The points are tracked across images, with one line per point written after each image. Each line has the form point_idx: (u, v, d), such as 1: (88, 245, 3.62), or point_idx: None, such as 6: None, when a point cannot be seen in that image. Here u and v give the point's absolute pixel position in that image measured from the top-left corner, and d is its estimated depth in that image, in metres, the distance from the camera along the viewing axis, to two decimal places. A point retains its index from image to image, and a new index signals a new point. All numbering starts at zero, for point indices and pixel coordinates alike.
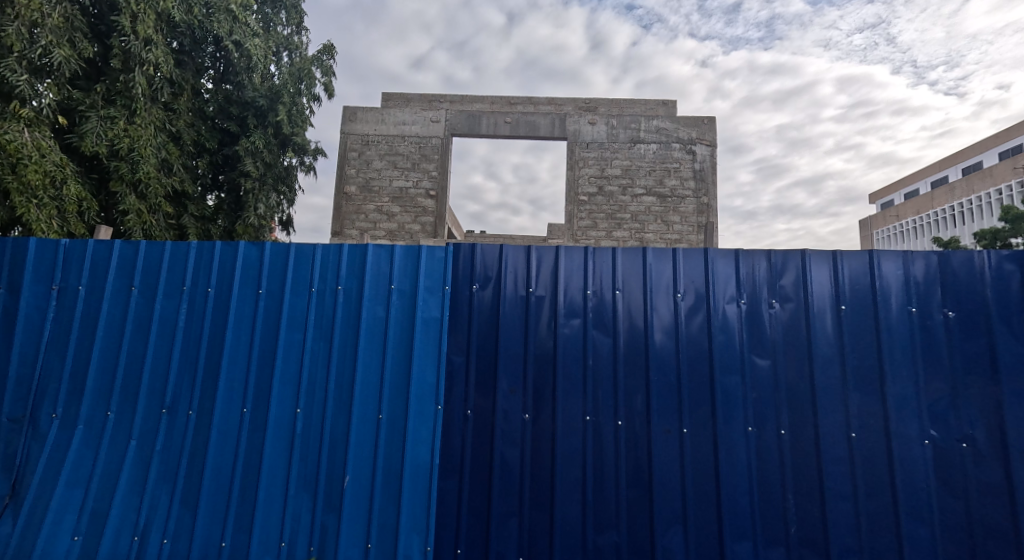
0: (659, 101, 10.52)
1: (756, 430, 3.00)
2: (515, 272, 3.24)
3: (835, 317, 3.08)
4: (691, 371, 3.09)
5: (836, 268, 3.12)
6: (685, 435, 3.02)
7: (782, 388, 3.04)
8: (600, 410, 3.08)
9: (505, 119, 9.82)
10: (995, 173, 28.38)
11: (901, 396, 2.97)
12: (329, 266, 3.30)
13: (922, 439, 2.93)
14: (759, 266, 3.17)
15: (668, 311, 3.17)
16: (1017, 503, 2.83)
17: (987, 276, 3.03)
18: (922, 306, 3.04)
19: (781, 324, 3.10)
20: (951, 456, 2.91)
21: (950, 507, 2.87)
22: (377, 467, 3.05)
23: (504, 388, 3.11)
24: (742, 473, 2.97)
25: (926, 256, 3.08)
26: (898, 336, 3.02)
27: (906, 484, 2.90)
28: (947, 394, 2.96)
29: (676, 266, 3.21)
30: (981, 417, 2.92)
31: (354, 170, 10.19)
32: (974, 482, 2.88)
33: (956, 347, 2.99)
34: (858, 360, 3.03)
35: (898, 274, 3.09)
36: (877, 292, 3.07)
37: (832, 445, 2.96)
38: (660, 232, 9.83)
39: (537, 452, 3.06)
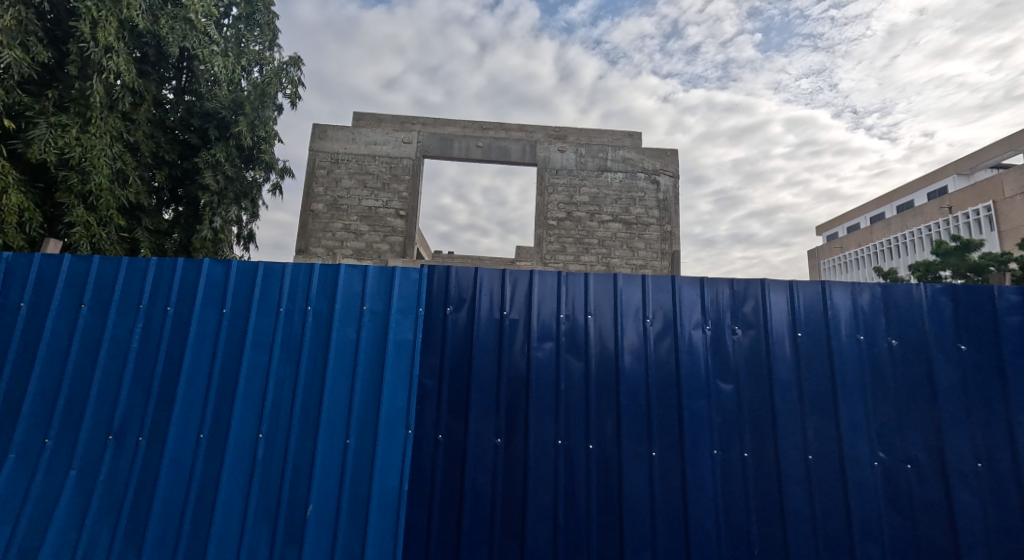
0: (625, 132, 10.64)
1: (721, 453, 3.10)
2: (491, 294, 3.26)
3: (793, 344, 3.24)
4: (660, 393, 3.18)
5: (792, 296, 3.31)
6: (655, 458, 3.09)
7: (745, 411, 3.16)
8: (572, 434, 3.11)
9: (477, 143, 9.97)
10: (926, 211, 30.69)
11: (852, 420, 3.14)
12: (298, 285, 3.23)
13: (872, 460, 3.09)
14: (723, 294, 3.31)
15: (636, 334, 3.25)
16: (957, 520, 3.03)
17: (924, 306, 3.27)
18: (868, 334, 3.24)
19: (743, 350, 3.24)
20: (897, 476, 3.08)
21: (898, 526, 3.03)
22: (343, 496, 2.97)
23: (476, 412, 3.10)
24: (708, 495, 3.05)
25: (871, 287, 3.29)
26: (849, 361, 3.20)
27: (859, 504, 3.05)
28: (893, 419, 3.15)
29: (646, 291, 3.31)
30: (923, 441, 3.12)
31: (322, 188, 10.05)
32: (921, 502, 3.06)
33: (900, 372, 3.20)
34: (814, 387, 3.19)
35: (848, 303, 3.29)
36: (829, 319, 3.26)
37: (791, 466, 3.09)
38: (626, 257, 10.07)
39: (509, 476, 3.05)
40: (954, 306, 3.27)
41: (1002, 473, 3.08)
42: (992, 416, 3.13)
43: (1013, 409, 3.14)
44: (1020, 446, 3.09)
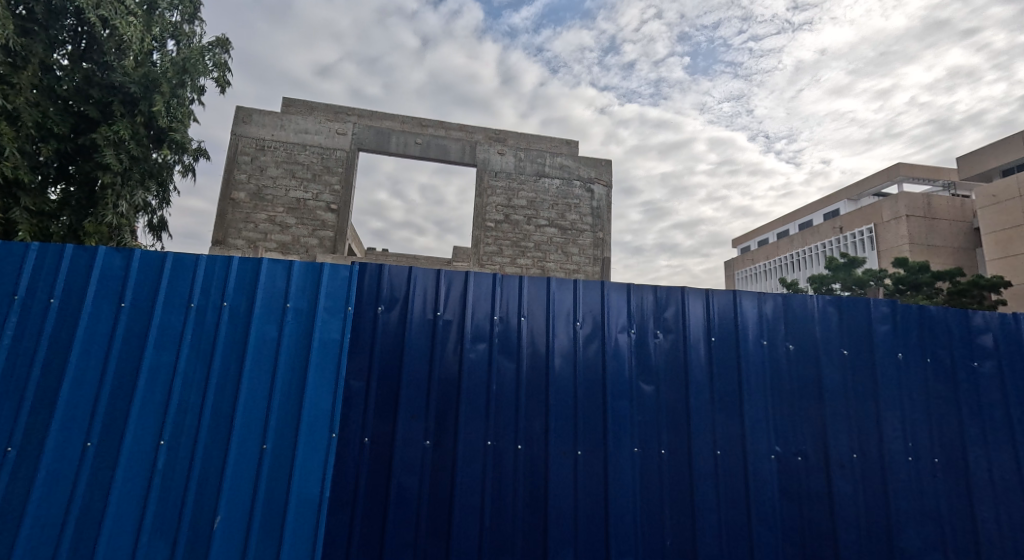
0: (563, 141, 11.31)
1: (640, 450, 3.36)
2: (424, 294, 3.35)
3: (707, 347, 3.57)
4: (587, 393, 3.40)
5: (707, 303, 3.64)
6: (579, 457, 3.30)
7: (663, 410, 3.44)
8: (501, 435, 3.25)
9: (415, 140, 9.91)
10: (823, 230, 33.77)
11: (754, 417, 3.50)
12: (213, 281, 3.17)
13: (770, 454, 3.47)
14: (647, 299, 3.59)
15: (567, 337, 3.45)
16: (835, 504, 3.46)
17: (816, 315, 3.71)
18: (770, 338, 3.63)
19: (664, 353, 3.52)
20: (790, 467, 3.48)
21: (788, 512, 3.42)
22: (256, 504, 2.95)
23: (405, 414, 3.18)
24: (628, 489, 3.31)
25: (774, 296, 3.69)
26: (754, 363, 3.58)
27: (757, 494, 3.41)
28: (788, 416, 3.55)
29: (577, 296, 3.52)
30: (812, 436, 3.54)
31: (245, 176, 9.65)
32: (808, 490, 3.47)
33: (795, 373, 3.61)
34: (723, 387, 3.53)
35: (754, 311, 3.67)
36: (737, 326, 3.62)
37: (702, 461, 3.40)
38: (560, 261, 10.39)
39: (437, 476, 3.16)
40: (839, 316, 3.73)
41: (870, 462, 3.55)
42: (865, 413, 3.61)
43: (881, 407, 3.64)
44: (886, 438, 3.59)
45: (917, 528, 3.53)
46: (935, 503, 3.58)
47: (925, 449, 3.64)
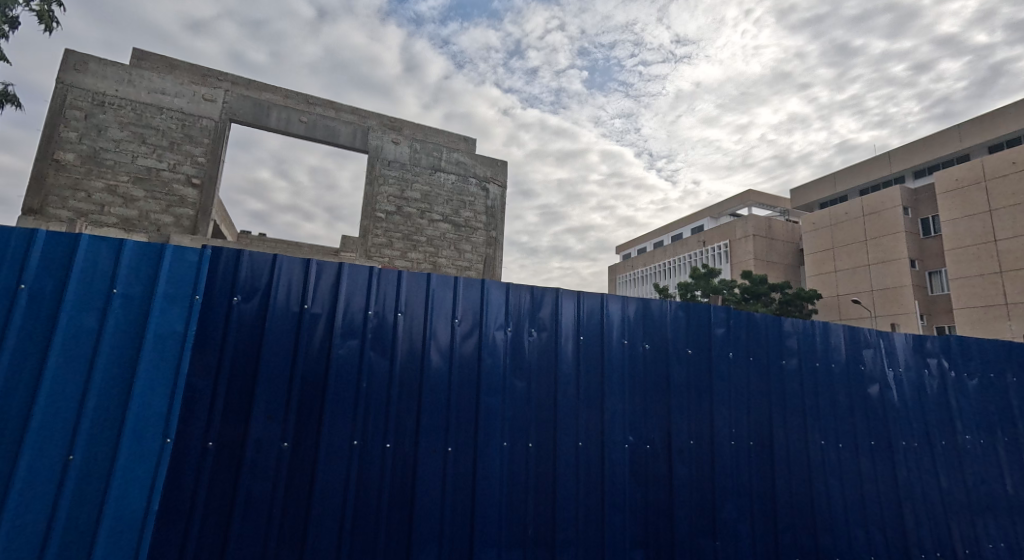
0: (460, 137, 11.58)
1: (509, 445, 3.72)
2: (289, 284, 3.46)
3: (575, 345, 4.01)
4: (462, 387, 3.69)
5: (578, 303, 4.10)
6: (449, 453, 3.57)
7: (533, 405, 3.83)
8: (367, 435, 3.43)
9: (301, 119, 9.85)
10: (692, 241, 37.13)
11: (613, 410, 4.01)
12: (12, 259, 2.96)
13: (624, 443, 3.99)
14: (524, 299, 3.96)
15: (446, 333, 3.72)
16: (673, 485, 4.06)
17: (670, 317, 4.32)
18: (629, 338, 4.16)
19: (536, 349, 3.91)
20: (641, 455, 4.02)
21: (636, 495, 3.96)
22: (58, 521, 2.82)
23: (261, 415, 3.24)
24: (494, 482, 3.65)
25: (636, 299, 4.23)
26: (616, 360, 4.08)
27: (612, 481, 3.91)
28: (642, 408, 4.09)
29: (456, 295, 3.81)
30: (659, 427, 4.11)
31: (82, 136, 10.46)
32: (653, 474, 4.04)
33: (648, 368, 4.16)
34: (586, 383, 3.99)
35: (618, 312, 4.18)
36: (603, 326, 4.11)
37: (565, 451, 3.84)
38: (452, 257, 10.74)
39: (297, 472, 3.27)
40: (687, 319, 4.38)
41: (703, 450, 4.19)
42: (702, 404, 4.26)
43: (714, 399, 4.31)
44: (717, 428, 4.26)
45: (733, 502, 4.22)
46: (749, 480, 4.31)
47: (744, 434, 4.36)
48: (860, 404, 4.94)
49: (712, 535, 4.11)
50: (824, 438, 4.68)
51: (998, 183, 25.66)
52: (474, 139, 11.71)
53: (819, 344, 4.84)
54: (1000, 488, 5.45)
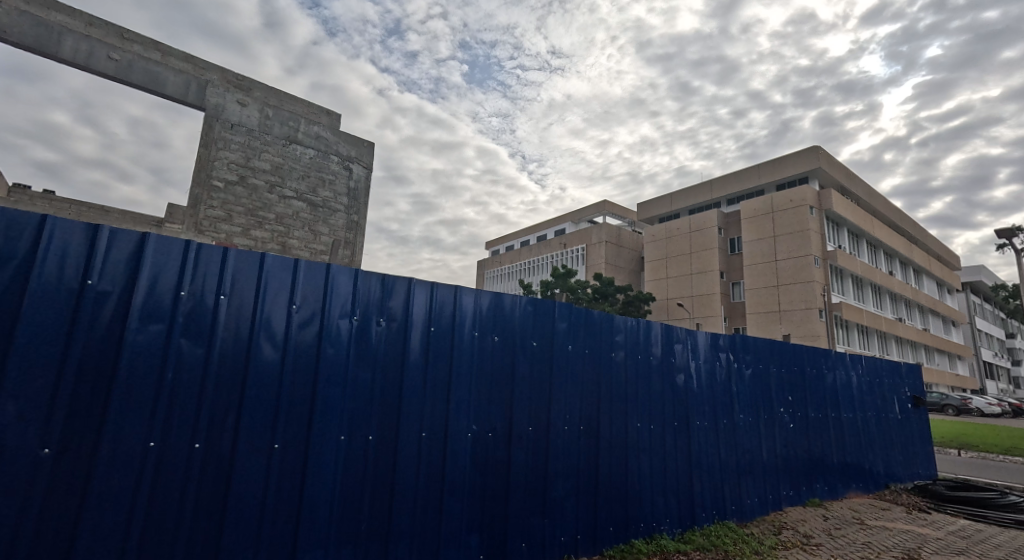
0: (321, 111, 11.99)
1: (347, 438, 3.86)
2: (65, 251, 3.07)
3: (425, 335, 4.37)
4: (298, 378, 3.74)
5: (431, 294, 4.46)
6: (276, 450, 3.58)
7: (377, 397, 4.05)
8: (169, 437, 3.24)
9: (111, 56, 9.66)
10: None
11: (459, 400, 4.46)
12: None
13: (468, 431, 4.46)
14: (375, 287, 4.17)
15: (282, 321, 3.73)
16: (511, 469, 4.66)
17: (518, 311, 4.95)
18: (480, 330, 4.68)
19: (384, 338, 4.15)
20: (481, 441, 4.52)
21: (474, 481, 4.45)
22: None
23: (10, 414, 2.84)
24: (326, 478, 3.74)
25: (488, 293, 4.78)
26: (466, 350, 4.57)
27: (453, 467, 4.34)
28: (488, 400, 4.64)
29: (296, 278, 3.82)
30: (501, 417, 4.68)
31: None
32: (493, 461, 4.58)
33: (495, 358, 4.73)
34: (435, 376, 4.36)
35: (472, 304, 4.69)
36: (457, 318, 4.57)
37: (408, 442, 4.13)
38: (304, 237, 11.08)
39: (56, 490, 2.92)
40: (534, 314, 5.09)
41: (538, 436, 4.86)
42: (541, 392, 4.97)
43: (552, 388, 5.05)
44: (553, 417, 4.99)
45: (565, 482, 5.01)
46: (577, 461, 5.13)
47: (575, 419, 5.18)
48: (669, 391, 6.24)
49: (541, 513, 4.79)
50: (639, 421, 5.79)
51: (782, 216, 31.99)
52: (334, 115, 12.27)
53: (642, 340, 6.04)
54: (761, 455, 7.14)
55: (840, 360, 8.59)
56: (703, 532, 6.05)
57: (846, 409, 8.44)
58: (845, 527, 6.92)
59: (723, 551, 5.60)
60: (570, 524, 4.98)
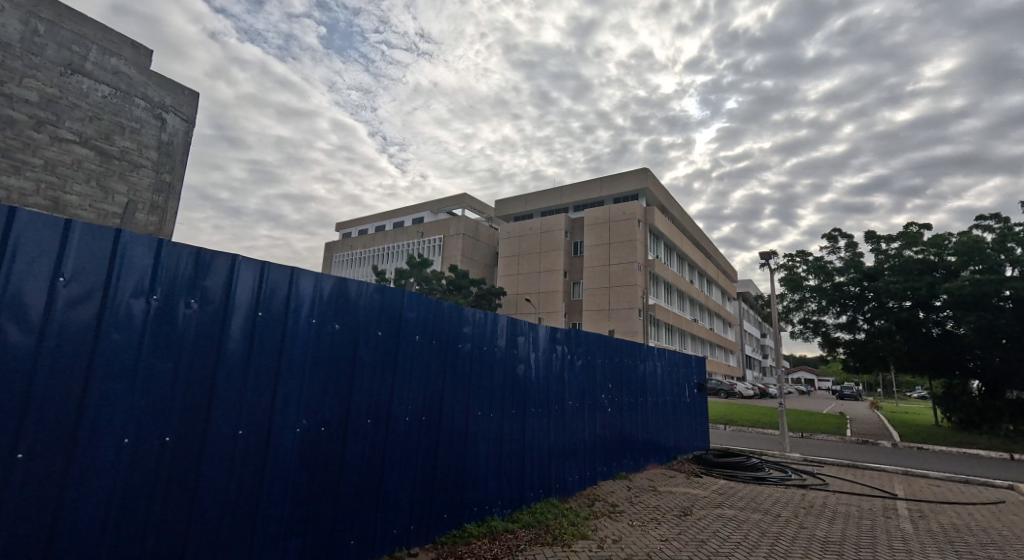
0: (123, 39, 11.32)
1: (133, 442, 3.49)
2: None
3: (251, 319, 4.14)
4: (67, 363, 3.26)
5: (261, 274, 4.23)
6: (19, 461, 3.08)
7: (178, 392, 3.71)
8: None
9: None
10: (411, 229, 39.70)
11: (286, 393, 4.36)
12: None
13: (296, 427, 4.40)
14: (186, 261, 3.80)
15: (39, 293, 3.18)
16: (344, 465, 4.74)
17: (363, 299, 5.03)
18: (318, 318, 4.63)
19: (193, 320, 3.81)
20: (311, 436, 4.50)
21: (301, 478, 4.43)
22: None
23: None
24: (100, 487, 3.36)
25: (331, 278, 4.75)
26: (300, 335, 4.47)
27: (274, 465, 4.26)
28: (321, 389, 4.60)
29: (68, 241, 3.29)
30: (336, 411, 4.70)
31: None
32: (322, 456, 4.59)
33: (333, 346, 4.72)
34: (258, 366, 4.18)
35: (311, 288, 4.60)
36: (292, 299, 4.43)
37: (218, 443, 3.92)
38: None
39: None
40: (381, 301, 5.23)
41: (377, 427, 5.04)
42: (382, 383, 5.13)
43: (395, 378, 5.26)
44: (394, 409, 5.20)
45: (401, 476, 5.27)
46: (416, 452, 5.43)
47: (417, 410, 5.47)
48: (510, 379, 6.88)
49: (374, 507, 4.99)
50: (480, 410, 6.33)
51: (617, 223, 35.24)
52: (139, 47, 11.59)
53: (488, 334, 6.59)
54: (584, 437, 8.19)
55: (651, 352, 9.95)
56: (530, 511, 6.84)
57: (651, 394, 9.84)
58: (642, 494, 8.23)
59: (544, 526, 6.45)
60: (405, 517, 5.28)
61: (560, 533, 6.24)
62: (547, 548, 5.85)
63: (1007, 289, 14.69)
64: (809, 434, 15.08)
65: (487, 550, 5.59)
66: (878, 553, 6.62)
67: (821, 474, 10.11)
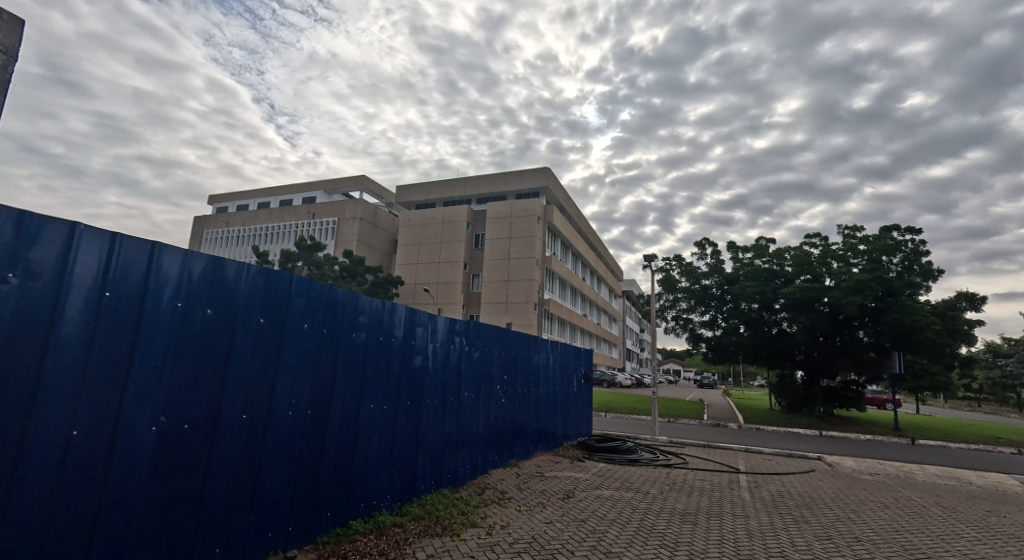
0: None
1: None
2: None
3: (96, 301, 3.69)
4: None
5: (112, 247, 3.79)
6: None
7: None
8: None
9: None
10: None
11: (142, 388, 3.94)
12: None
13: (151, 425, 4.00)
14: (7, 230, 3.32)
15: None
16: (212, 464, 4.45)
17: (242, 282, 4.70)
18: (186, 303, 4.23)
19: (13, 298, 3.32)
20: (169, 434, 4.12)
21: (156, 482, 4.04)
22: None
23: None
24: None
25: (204, 258, 4.38)
26: (162, 320, 4.05)
27: (122, 470, 3.84)
28: (187, 382, 4.24)
29: None
30: (205, 406, 4.38)
31: None
32: (184, 455, 4.24)
33: (204, 334, 4.37)
34: (104, 356, 3.73)
35: (178, 268, 4.21)
36: (152, 276, 3.99)
37: (47, 445, 3.48)
38: None
39: None
40: (265, 285, 4.94)
41: (255, 424, 4.81)
42: (263, 375, 4.89)
43: (278, 369, 5.04)
44: (275, 403, 5.00)
45: (279, 473, 5.07)
46: (300, 448, 5.28)
47: (302, 404, 5.30)
48: (405, 370, 6.85)
49: (248, 510, 4.77)
50: (373, 402, 6.28)
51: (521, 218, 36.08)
52: None
53: (384, 323, 6.51)
54: (477, 428, 8.43)
55: (545, 344, 10.47)
56: (420, 502, 6.94)
57: (543, 384, 10.37)
58: (530, 480, 8.70)
59: (435, 517, 6.59)
60: (283, 517, 5.11)
61: (450, 524, 6.43)
62: (437, 538, 6.00)
63: (825, 296, 17.73)
64: (674, 419, 16.82)
65: (373, 546, 5.58)
66: (725, 520, 7.74)
67: (682, 454, 11.43)
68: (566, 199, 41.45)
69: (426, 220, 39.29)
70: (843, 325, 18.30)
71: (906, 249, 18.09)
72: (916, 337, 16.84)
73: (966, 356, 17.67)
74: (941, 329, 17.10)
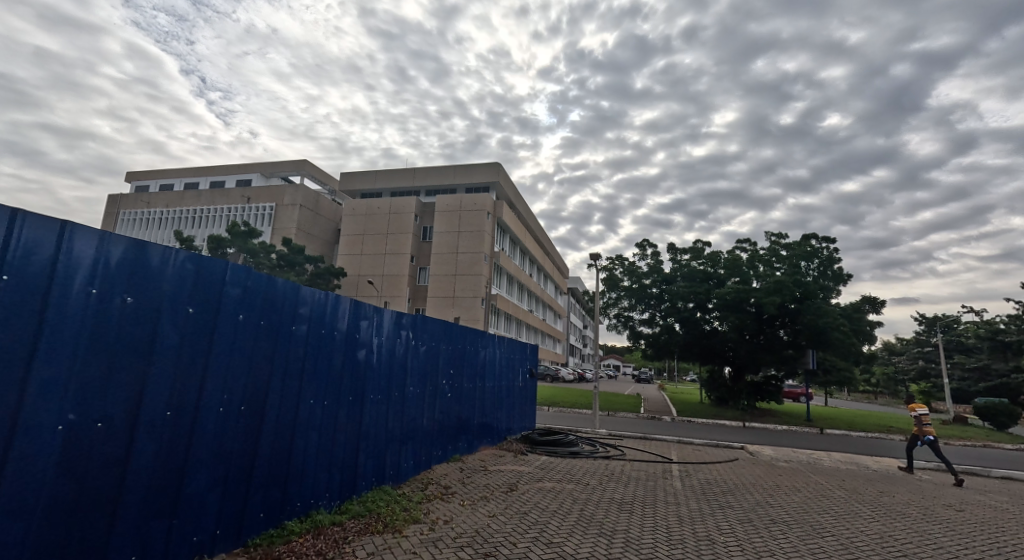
0: None
1: None
2: None
3: None
4: None
5: (12, 226, 3.41)
6: None
7: None
8: None
9: None
10: None
11: (47, 382, 3.57)
12: None
13: (57, 424, 3.63)
14: None
15: None
16: (130, 466, 4.06)
17: (170, 269, 4.32)
18: (102, 290, 3.85)
19: None
20: (78, 433, 3.74)
21: (59, 486, 3.66)
22: None
23: None
24: None
25: (124, 242, 4.00)
26: (71, 308, 3.68)
27: (21, 473, 3.46)
28: (100, 376, 3.85)
29: None
30: (122, 403, 3.98)
31: None
32: (96, 457, 3.85)
33: (124, 323, 3.98)
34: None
35: (93, 252, 3.82)
36: (60, 259, 3.63)
37: None
38: None
39: None
40: (196, 272, 4.56)
41: (180, 421, 4.42)
42: (192, 369, 4.51)
43: (209, 363, 4.66)
44: (204, 399, 4.62)
45: (206, 474, 4.70)
46: (231, 446, 4.94)
47: (234, 401, 4.96)
48: (347, 365, 6.60)
49: (171, 513, 4.41)
50: (313, 398, 6.00)
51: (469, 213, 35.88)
52: None
53: (327, 316, 6.25)
54: (421, 422, 8.30)
55: (491, 340, 10.50)
56: (360, 500, 6.75)
57: (488, 378, 10.40)
58: (474, 475, 8.71)
59: (375, 514, 6.42)
60: (210, 521, 4.77)
61: (391, 520, 6.28)
62: (377, 536, 5.83)
63: (752, 298, 18.86)
64: (613, 412, 17.47)
65: (309, 546, 5.32)
66: (657, 508, 8.14)
67: (620, 446, 11.85)
68: (514, 196, 41.31)
69: (373, 209, 38.24)
70: (767, 325, 19.67)
71: (821, 256, 19.80)
72: (827, 336, 18.39)
73: (868, 353, 19.48)
74: (849, 330, 18.81)
